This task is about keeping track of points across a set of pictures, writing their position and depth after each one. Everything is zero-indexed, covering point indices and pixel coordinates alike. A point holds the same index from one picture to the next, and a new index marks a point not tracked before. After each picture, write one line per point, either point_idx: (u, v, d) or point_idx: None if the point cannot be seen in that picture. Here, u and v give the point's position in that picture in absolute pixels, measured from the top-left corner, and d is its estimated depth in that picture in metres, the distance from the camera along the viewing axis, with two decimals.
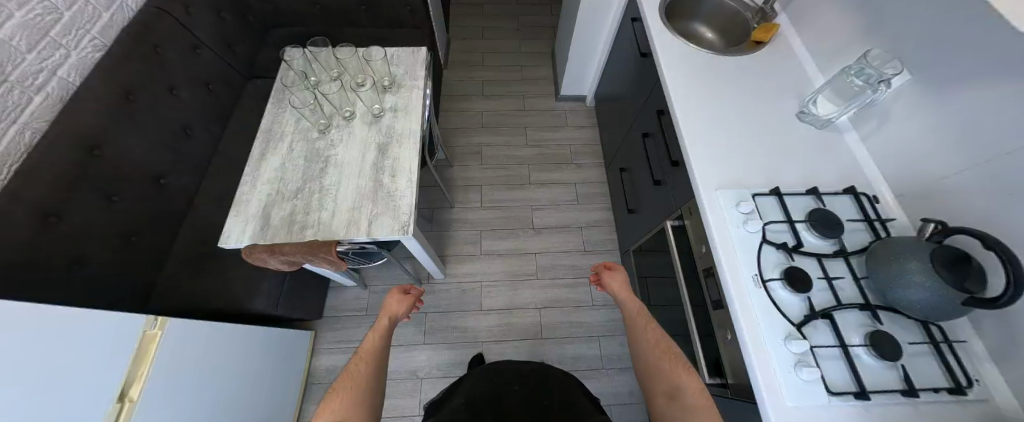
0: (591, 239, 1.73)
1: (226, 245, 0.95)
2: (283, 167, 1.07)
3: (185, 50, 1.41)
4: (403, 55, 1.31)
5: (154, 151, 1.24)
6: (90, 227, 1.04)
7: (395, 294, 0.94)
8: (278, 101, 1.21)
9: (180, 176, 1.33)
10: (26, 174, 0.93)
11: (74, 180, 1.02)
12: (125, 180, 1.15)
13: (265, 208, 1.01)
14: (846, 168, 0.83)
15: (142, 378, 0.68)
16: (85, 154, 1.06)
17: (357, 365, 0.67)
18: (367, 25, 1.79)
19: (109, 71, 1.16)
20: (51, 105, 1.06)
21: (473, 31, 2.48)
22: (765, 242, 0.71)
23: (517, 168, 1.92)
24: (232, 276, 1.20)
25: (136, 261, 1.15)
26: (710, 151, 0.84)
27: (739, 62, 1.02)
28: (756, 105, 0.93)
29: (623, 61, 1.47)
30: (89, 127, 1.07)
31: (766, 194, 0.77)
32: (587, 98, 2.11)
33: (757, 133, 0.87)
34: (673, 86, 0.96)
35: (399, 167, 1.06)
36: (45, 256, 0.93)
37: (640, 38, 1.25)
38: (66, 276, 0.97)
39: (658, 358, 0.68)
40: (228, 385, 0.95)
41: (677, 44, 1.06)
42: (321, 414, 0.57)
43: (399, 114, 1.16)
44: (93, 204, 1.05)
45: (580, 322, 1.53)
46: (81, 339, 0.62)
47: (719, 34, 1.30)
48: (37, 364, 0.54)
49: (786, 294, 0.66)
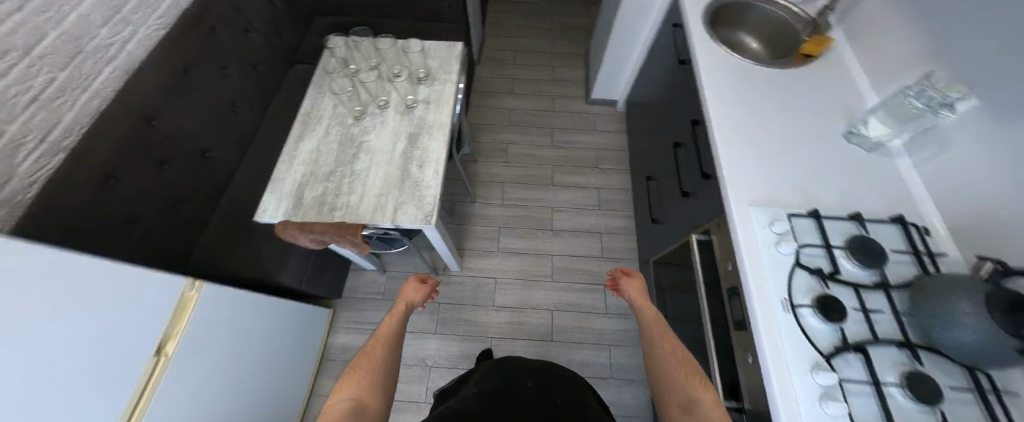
0: (609, 246, 1.70)
1: (261, 219, 1.00)
2: (318, 149, 1.11)
3: (237, 32, 1.49)
4: (439, 49, 1.33)
5: (202, 125, 1.32)
6: (143, 191, 1.12)
7: (412, 282, 0.96)
8: (318, 86, 1.26)
9: (224, 151, 1.41)
10: (92, 136, 1.01)
11: (134, 146, 1.10)
12: (176, 150, 1.23)
13: (298, 187, 1.05)
14: (896, 195, 0.78)
15: (178, 337, 0.74)
16: (143, 123, 1.13)
17: (374, 345, 0.70)
18: (408, 17, 1.84)
19: (170, 47, 1.24)
20: (117, 76, 1.15)
21: (508, 29, 2.48)
22: (798, 265, 0.68)
23: (540, 169, 1.91)
24: (263, 249, 1.27)
25: (178, 228, 1.22)
26: (747, 165, 0.82)
27: (785, 74, 0.98)
28: (800, 122, 0.88)
29: (661, 68, 1.43)
30: (147, 99, 1.15)
31: (803, 215, 0.73)
32: (618, 103, 2.08)
33: (799, 151, 0.83)
34: (710, 95, 0.93)
35: (426, 157, 1.08)
36: (102, 214, 1.01)
37: (680, 44, 1.22)
38: (118, 236, 1.05)
39: (672, 367, 0.67)
40: (251, 354, 1.01)
41: (718, 51, 1.03)
42: (338, 391, 0.60)
43: (431, 106, 1.19)
44: (144, 170, 1.12)
45: (592, 329, 1.52)
46: (142, 297, 0.68)
47: (766, 42, 1.25)
48: (104, 314, 0.60)
49: (816, 322, 0.63)
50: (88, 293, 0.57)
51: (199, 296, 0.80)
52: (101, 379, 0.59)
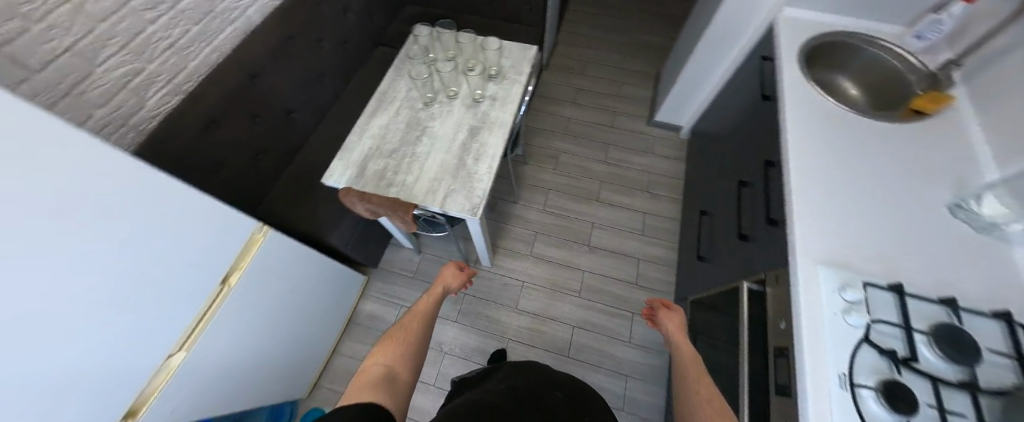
0: (645, 275, 1.63)
1: (327, 182, 1.09)
2: (387, 127, 1.19)
3: (338, 10, 1.63)
4: (514, 49, 1.37)
5: (292, 89, 1.46)
6: (235, 139, 1.26)
7: (451, 266, 0.99)
8: (398, 69, 1.34)
9: (305, 115, 1.55)
10: (206, 85, 1.16)
11: (235, 99, 1.24)
12: (267, 108, 1.37)
13: (363, 159, 1.13)
14: (1004, 288, 0.66)
15: (241, 271, 0.85)
16: (247, 80, 1.28)
17: (412, 320, 0.73)
18: (488, 16, 1.91)
19: (281, 16, 1.38)
20: (235, 36, 1.28)
21: (582, 39, 2.48)
22: (866, 341, 0.61)
23: (588, 182, 1.88)
24: (321, 209, 1.37)
25: (255, 176, 1.36)
26: (823, 219, 0.75)
27: (885, 128, 0.89)
28: (896, 183, 0.79)
29: (739, 101, 1.35)
30: (253, 59, 1.29)
31: (884, 287, 0.65)
32: (683, 129, 1.99)
33: (888, 215, 0.75)
34: (793, 137, 0.87)
35: (483, 152, 1.11)
36: (200, 153, 1.16)
37: (767, 79, 1.14)
38: (208, 174, 1.19)
39: (705, 411, 0.62)
40: (292, 302, 1.10)
41: (810, 93, 0.95)
42: (374, 356, 0.63)
43: (496, 103, 1.22)
44: (240, 120, 1.27)
45: (611, 354, 1.46)
46: (223, 234, 0.78)
47: (870, 91, 1.13)
48: (191, 244, 0.70)
49: (877, 408, 0.55)
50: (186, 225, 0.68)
51: (263, 240, 0.89)
52: (175, 297, 0.71)
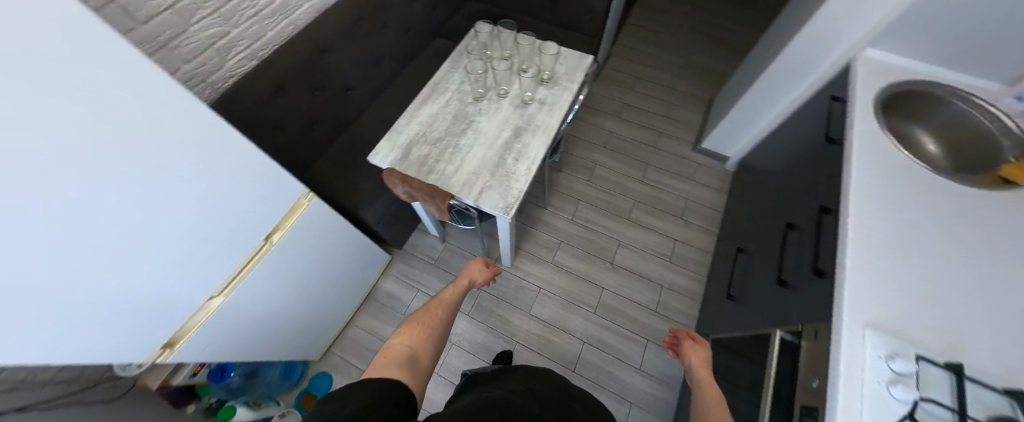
0: (667, 303, 1.58)
1: (372, 160, 1.13)
2: (435, 116, 1.22)
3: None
4: (570, 57, 1.37)
5: (353, 68, 1.54)
6: (295, 107, 1.35)
7: (479, 261, 1.00)
8: (454, 62, 1.38)
9: (360, 94, 1.62)
10: (278, 55, 1.26)
11: (302, 70, 1.33)
12: (328, 83, 1.45)
13: (408, 143, 1.16)
14: None
15: (283, 231, 0.90)
16: (315, 54, 1.36)
17: (437, 307, 0.75)
18: (548, 21, 1.92)
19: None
20: (311, 12, 1.39)
21: (637, 54, 2.43)
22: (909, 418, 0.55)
23: (621, 200, 1.85)
24: (360, 185, 1.43)
25: (308, 145, 1.44)
26: (878, 278, 0.69)
27: (965, 191, 0.81)
28: (969, 252, 0.72)
29: (799, 140, 1.28)
30: (323, 36, 1.37)
31: (939, 364, 0.59)
32: (730, 160, 1.90)
33: (956, 286, 0.68)
34: (857, 186, 0.81)
35: (524, 153, 1.12)
36: (264, 116, 1.25)
37: (834, 121, 1.08)
38: (267, 136, 1.28)
39: None
40: (323, 268, 1.16)
41: (882, 141, 0.89)
42: (399, 335, 0.65)
43: (544, 107, 1.23)
44: (302, 91, 1.35)
45: (618, 378, 1.42)
46: (275, 194, 0.83)
47: (952, 149, 1.04)
48: (247, 198, 0.75)
49: None
50: (247, 180, 0.73)
51: (306, 205, 0.93)
52: (226, 244, 0.76)
